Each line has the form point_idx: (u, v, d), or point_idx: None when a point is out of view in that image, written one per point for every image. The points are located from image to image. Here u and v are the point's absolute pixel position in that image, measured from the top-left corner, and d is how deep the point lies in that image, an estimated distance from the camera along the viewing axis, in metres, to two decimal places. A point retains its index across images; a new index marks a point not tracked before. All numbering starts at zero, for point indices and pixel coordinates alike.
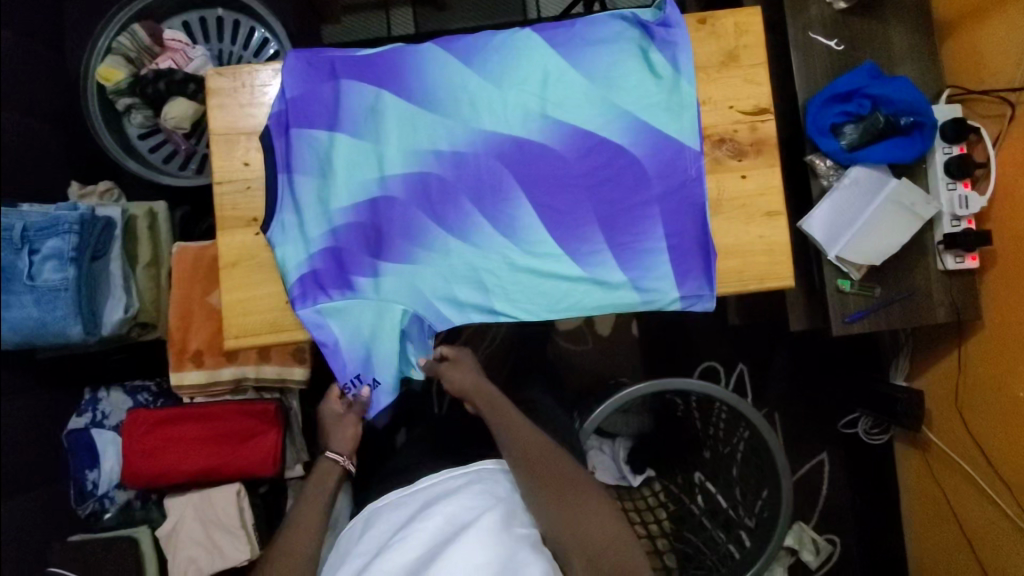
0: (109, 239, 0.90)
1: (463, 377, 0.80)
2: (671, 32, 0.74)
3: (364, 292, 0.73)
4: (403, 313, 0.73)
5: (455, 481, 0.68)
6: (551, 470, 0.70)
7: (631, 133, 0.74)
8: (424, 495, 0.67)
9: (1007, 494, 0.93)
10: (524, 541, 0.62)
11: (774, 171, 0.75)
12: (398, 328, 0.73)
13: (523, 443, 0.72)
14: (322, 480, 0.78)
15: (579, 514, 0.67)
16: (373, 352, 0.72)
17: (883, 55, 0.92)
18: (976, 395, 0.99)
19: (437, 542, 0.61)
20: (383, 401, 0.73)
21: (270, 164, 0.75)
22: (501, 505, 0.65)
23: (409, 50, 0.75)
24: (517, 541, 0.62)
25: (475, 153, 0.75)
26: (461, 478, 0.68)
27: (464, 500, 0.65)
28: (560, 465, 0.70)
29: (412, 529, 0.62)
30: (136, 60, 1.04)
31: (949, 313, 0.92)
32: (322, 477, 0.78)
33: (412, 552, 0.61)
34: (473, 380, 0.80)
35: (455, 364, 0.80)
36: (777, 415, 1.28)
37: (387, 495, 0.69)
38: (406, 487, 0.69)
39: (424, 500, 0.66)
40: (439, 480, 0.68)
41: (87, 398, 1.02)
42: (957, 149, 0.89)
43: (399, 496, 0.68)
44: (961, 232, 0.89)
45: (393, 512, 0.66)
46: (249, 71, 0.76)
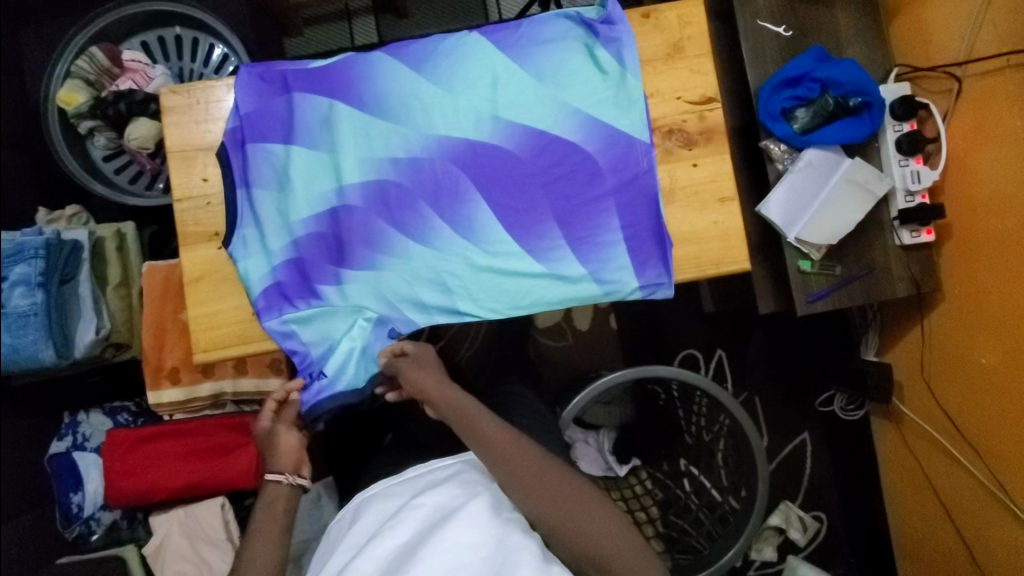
0: (77, 261, 0.91)
1: (422, 378, 0.72)
2: (615, 29, 0.76)
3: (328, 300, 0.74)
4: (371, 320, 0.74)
5: (443, 472, 0.69)
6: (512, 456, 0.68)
7: (582, 129, 0.76)
8: (413, 486, 0.68)
9: (978, 462, 0.95)
10: (514, 525, 0.61)
11: (723, 158, 0.76)
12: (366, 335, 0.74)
13: (483, 438, 0.69)
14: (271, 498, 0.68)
15: (546, 497, 0.66)
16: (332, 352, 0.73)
17: (831, 39, 0.94)
18: (939, 365, 1.01)
19: (426, 527, 0.61)
20: (321, 395, 0.72)
21: (228, 180, 0.76)
22: (490, 491, 0.65)
23: (359, 60, 0.77)
24: (507, 523, 0.61)
25: (430, 157, 0.76)
26: (449, 469, 0.70)
27: (452, 487, 0.65)
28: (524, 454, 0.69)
29: (400, 515, 0.62)
30: (96, 82, 1.04)
31: (909, 287, 0.94)
32: (274, 500, 0.68)
33: (399, 539, 0.60)
34: (435, 381, 0.73)
35: (416, 364, 0.73)
36: (756, 398, 1.30)
37: (375, 488, 0.69)
38: (393, 479, 0.70)
39: (413, 490, 0.67)
40: (425, 472, 0.70)
41: (66, 421, 1.03)
42: (908, 125, 0.91)
43: (386, 488, 0.69)
44: (915, 207, 0.90)
45: (382, 501, 0.66)
46: (204, 88, 0.77)
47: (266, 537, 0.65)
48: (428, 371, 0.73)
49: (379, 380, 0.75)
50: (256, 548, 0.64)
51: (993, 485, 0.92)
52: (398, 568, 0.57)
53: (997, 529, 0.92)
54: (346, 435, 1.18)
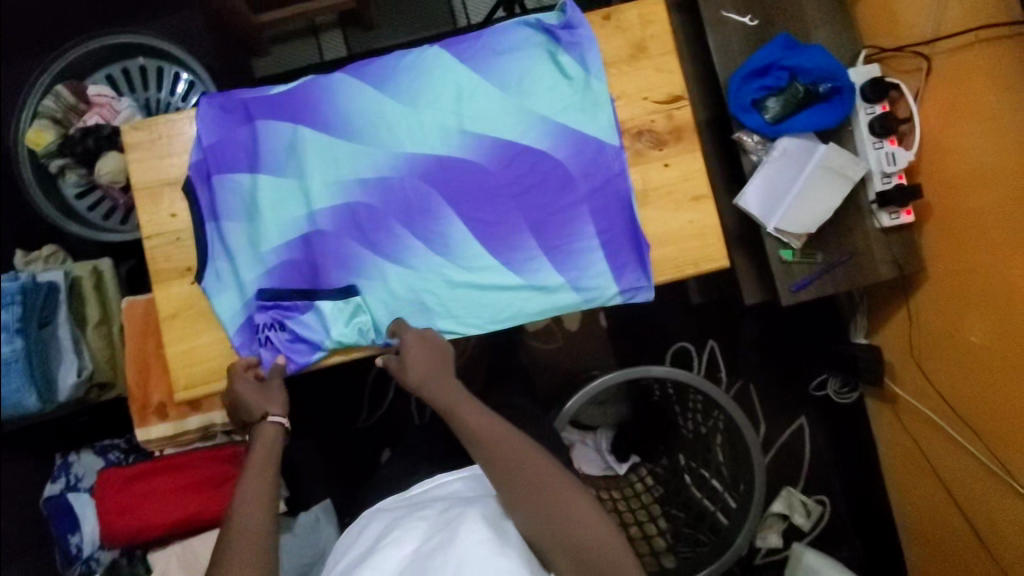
0: (54, 303, 0.90)
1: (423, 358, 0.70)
2: (576, 33, 0.75)
3: (303, 327, 0.73)
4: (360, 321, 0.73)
5: (449, 487, 0.69)
6: (514, 456, 0.63)
7: (550, 137, 0.75)
8: (418, 500, 0.68)
9: (980, 444, 0.94)
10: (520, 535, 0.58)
11: (695, 156, 0.76)
12: (348, 324, 0.72)
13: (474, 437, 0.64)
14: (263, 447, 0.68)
15: (550, 510, 0.59)
16: (307, 330, 0.73)
17: (797, 25, 0.93)
18: (928, 345, 1.01)
19: (435, 527, 0.59)
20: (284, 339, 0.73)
21: (196, 214, 0.75)
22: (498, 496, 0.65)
23: (321, 82, 0.76)
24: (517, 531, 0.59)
25: (399, 176, 0.75)
26: (454, 484, 0.70)
27: (457, 496, 0.66)
28: (529, 458, 0.63)
29: (406, 524, 0.61)
30: (64, 120, 1.04)
31: (892, 269, 0.93)
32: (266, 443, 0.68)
33: (407, 545, 0.59)
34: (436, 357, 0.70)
35: (418, 340, 0.70)
36: (751, 386, 1.29)
37: (384, 503, 0.69)
38: (398, 497, 0.70)
39: (418, 503, 0.66)
40: (431, 487, 0.70)
41: (58, 463, 1.02)
42: (879, 107, 0.91)
43: (395, 503, 0.68)
44: (892, 189, 0.90)
45: (386, 515, 0.65)
46: (166, 122, 0.77)
47: (257, 475, 0.65)
48: (427, 350, 0.70)
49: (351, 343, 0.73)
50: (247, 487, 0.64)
51: (992, 463, 0.91)
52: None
53: (1001, 507, 0.91)
54: (342, 454, 1.17)
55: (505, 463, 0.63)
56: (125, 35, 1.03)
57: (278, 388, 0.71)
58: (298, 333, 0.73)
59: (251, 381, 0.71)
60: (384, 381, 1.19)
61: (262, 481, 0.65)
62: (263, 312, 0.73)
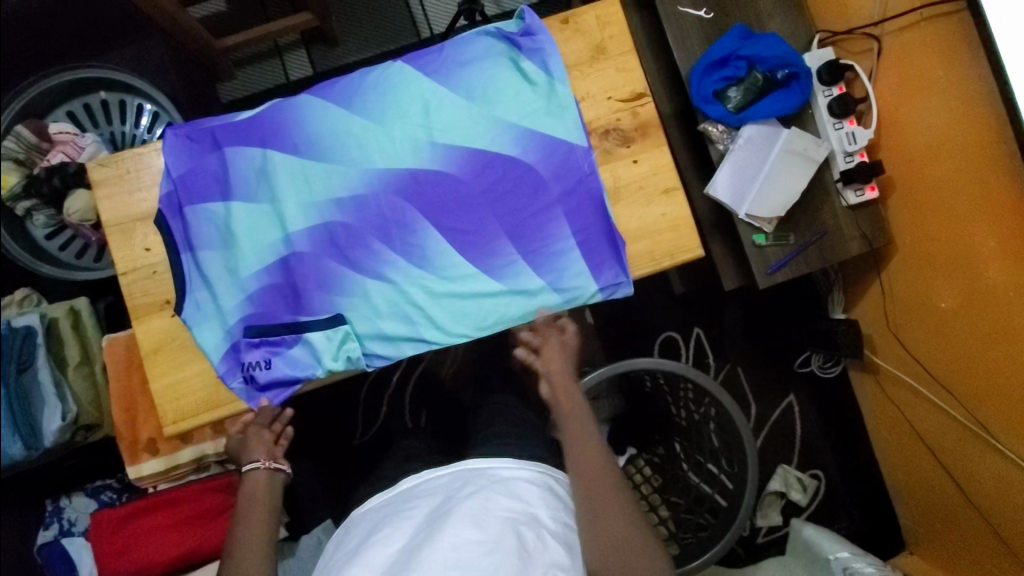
0: (33, 349, 0.87)
1: (553, 359, 0.76)
2: (536, 39, 0.76)
3: (292, 358, 0.73)
4: (349, 342, 0.73)
5: (438, 480, 0.67)
6: (585, 455, 0.69)
7: (520, 143, 0.76)
8: (406, 496, 0.67)
9: (956, 404, 0.97)
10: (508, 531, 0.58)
11: (662, 150, 0.77)
12: (337, 351, 0.73)
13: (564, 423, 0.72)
14: (252, 496, 0.70)
15: (594, 515, 0.64)
16: (295, 358, 0.73)
17: (752, 14, 0.95)
18: (903, 314, 1.04)
19: (421, 532, 0.60)
20: (276, 372, 0.72)
21: (171, 246, 0.75)
22: (486, 487, 0.63)
23: (287, 104, 0.76)
24: (504, 528, 0.59)
25: (373, 193, 0.75)
26: (442, 476, 0.67)
27: (444, 492, 0.65)
28: (594, 468, 0.68)
29: (393, 523, 0.63)
30: (27, 159, 0.91)
31: (863, 245, 0.95)
32: (255, 487, 0.70)
33: (394, 545, 0.60)
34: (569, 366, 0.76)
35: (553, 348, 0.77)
36: (739, 369, 1.32)
37: (370, 502, 0.70)
38: (389, 490, 0.70)
39: (406, 499, 0.66)
40: (420, 482, 0.68)
41: (49, 509, 1.00)
42: (836, 89, 0.93)
43: (382, 501, 0.68)
44: (855, 167, 0.92)
45: (375, 513, 0.66)
46: (133, 156, 0.76)
47: (249, 518, 0.67)
48: (564, 356, 0.77)
49: (340, 369, 0.73)
50: (246, 527, 0.66)
51: (971, 423, 0.95)
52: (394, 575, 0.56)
53: (982, 464, 0.94)
54: (339, 474, 1.17)
55: (580, 461, 0.69)
56: (88, 71, 1.04)
57: (261, 426, 0.74)
58: (287, 364, 0.73)
59: (238, 437, 0.75)
60: (377, 395, 1.19)
61: (257, 522, 0.67)
62: (257, 352, 0.73)
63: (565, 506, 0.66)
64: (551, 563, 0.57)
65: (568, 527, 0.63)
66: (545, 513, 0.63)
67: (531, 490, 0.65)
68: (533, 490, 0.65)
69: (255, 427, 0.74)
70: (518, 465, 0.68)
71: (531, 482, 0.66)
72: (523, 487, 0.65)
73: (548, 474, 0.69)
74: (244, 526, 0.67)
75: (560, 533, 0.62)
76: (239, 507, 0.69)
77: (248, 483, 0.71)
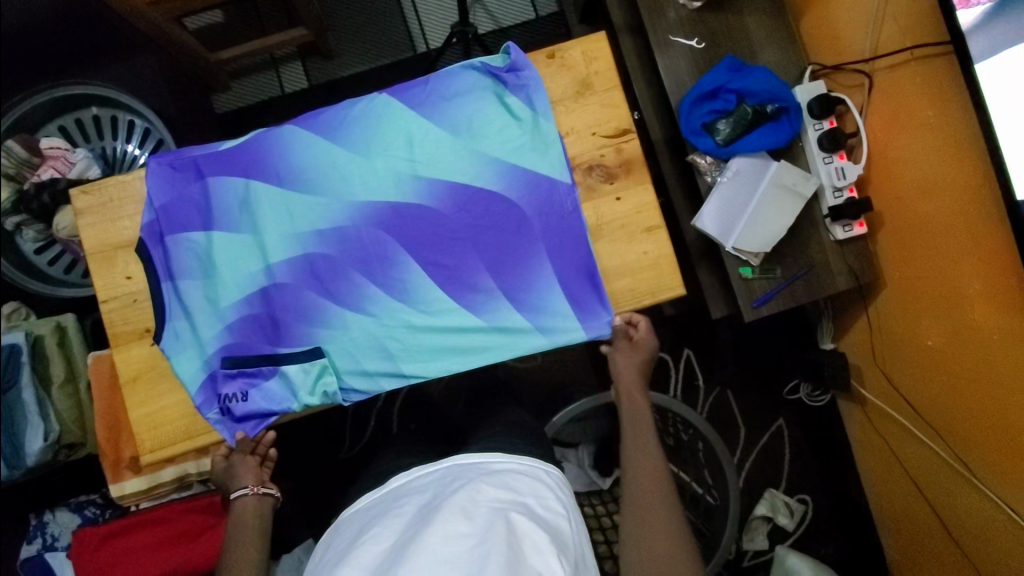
0: (16, 367, 0.89)
1: (631, 359, 0.80)
2: (521, 75, 0.76)
3: (271, 390, 0.73)
4: (329, 377, 0.73)
5: (427, 478, 0.68)
6: (643, 461, 0.71)
7: (503, 178, 0.76)
8: (395, 495, 0.67)
9: (940, 439, 0.97)
10: (497, 519, 0.58)
11: (645, 188, 0.77)
12: (315, 386, 0.73)
13: (632, 429, 0.75)
14: (240, 522, 0.70)
15: (638, 529, 0.64)
16: (273, 392, 0.73)
17: (743, 45, 0.95)
18: (892, 349, 1.03)
19: (411, 525, 0.59)
20: (254, 404, 0.73)
21: (152, 275, 0.75)
22: (474, 480, 0.63)
23: (272, 135, 0.76)
24: (493, 517, 0.58)
25: (355, 225, 0.75)
26: (431, 473, 0.68)
27: (434, 487, 0.65)
28: (651, 476, 0.69)
29: (384, 521, 0.62)
30: (17, 175, 1.01)
31: (850, 280, 0.95)
32: (245, 512, 0.70)
33: (385, 543, 0.59)
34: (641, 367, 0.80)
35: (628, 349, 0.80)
36: (729, 392, 1.31)
37: (356, 505, 0.68)
38: (378, 490, 0.69)
39: (395, 498, 0.66)
40: (409, 480, 0.69)
41: (34, 523, 1.00)
42: (826, 123, 0.92)
43: (372, 501, 0.68)
44: (843, 203, 0.91)
45: (364, 513, 0.65)
46: (116, 184, 0.77)
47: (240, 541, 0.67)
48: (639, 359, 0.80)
49: (318, 403, 0.73)
50: (238, 552, 0.66)
51: (956, 461, 0.94)
52: (386, 567, 0.54)
53: (965, 500, 0.94)
54: (326, 490, 1.17)
55: (638, 469, 0.70)
56: (75, 87, 1.03)
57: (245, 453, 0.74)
58: (266, 398, 0.73)
59: (223, 463, 0.75)
60: (364, 411, 1.20)
61: (249, 548, 0.67)
62: (235, 385, 0.73)
63: (556, 495, 0.65)
64: (540, 546, 0.56)
65: (560, 514, 0.63)
66: (534, 501, 0.63)
67: (520, 481, 0.65)
68: (521, 480, 0.65)
69: (238, 455, 0.74)
70: (506, 459, 0.69)
71: (520, 472, 0.67)
72: (512, 479, 0.65)
73: (540, 467, 0.69)
74: (236, 550, 0.67)
75: (548, 520, 0.61)
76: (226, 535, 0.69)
77: (237, 510, 0.71)
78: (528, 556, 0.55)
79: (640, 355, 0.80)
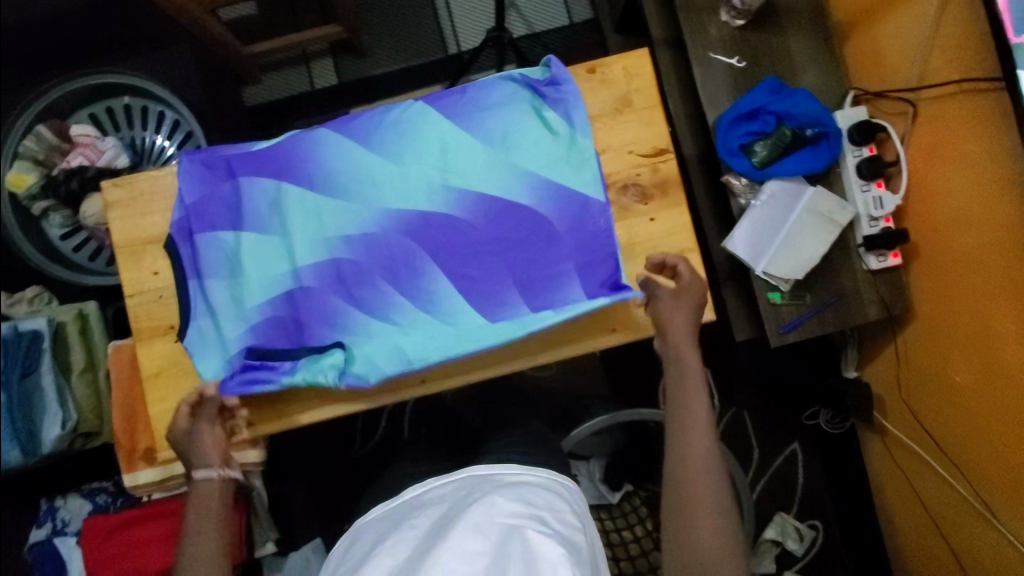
0: (37, 352, 0.90)
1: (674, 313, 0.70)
2: (561, 89, 0.75)
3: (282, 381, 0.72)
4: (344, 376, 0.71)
5: (443, 489, 0.67)
6: (696, 443, 0.62)
7: (535, 193, 0.75)
8: (411, 506, 0.66)
9: (961, 477, 0.94)
10: (512, 536, 0.56)
11: (680, 210, 0.76)
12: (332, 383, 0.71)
13: (679, 394, 0.66)
14: (203, 501, 0.65)
15: (687, 520, 0.58)
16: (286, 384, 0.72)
17: (785, 67, 0.93)
18: (918, 384, 1.00)
19: (426, 538, 0.58)
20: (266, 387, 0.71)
21: (179, 272, 0.75)
22: (490, 494, 0.62)
23: (306, 138, 0.76)
24: (507, 535, 0.57)
25: (384, 232, 0.75)
26: (447, 484, 0.67)
27: (449, 500, 0.64)
28: (701, 457, 0.62)
29: (398, 534, 0.61)
30: (46, 160, 1.03)
31: (880, 311, 0.93)
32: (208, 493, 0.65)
33: (400, 556, 0.58)
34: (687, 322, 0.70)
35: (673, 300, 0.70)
36: (745, 412, 1.29)
37: (372, 513, 0.68)
38: (392, 501, 0.68)
39: (408, 512, 0.65)
40: (426, 491, 0.68)
41: (45, 507, 1.01)
42: (866, 150, 0.90)
43: (385, 513, 0.67)
44: (879, 233, 0.89)
45: (380, 523, 0.65)
46: (147, 179, 0.76)
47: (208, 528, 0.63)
48: (686, 312, 0.70)
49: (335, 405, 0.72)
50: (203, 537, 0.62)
51: (977, 501, 0.91)
52: None
53: (984, 542, 0.91)
54: (335, 488, 1.17)
55: (687, 451, 0.62)
56: (108, 76, 1.02)
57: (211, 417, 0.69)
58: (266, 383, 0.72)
59: (184, 423, 0.68)
60: (376, 411, 1.20)
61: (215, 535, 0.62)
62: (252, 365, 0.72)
63: (573, 509, 0.65)
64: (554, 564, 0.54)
65: (577, 529, 0.62)
66: (551, 516, 0.62)
67: (537, 494, 0.64)
68: (538, 494, 0.64)
69: (202, 420, 0.69)
70: (524, 471, 0.68)
71: (536, 486, 0.65)
72: (527, 492, 0.64)
73: (557, 481, 0.68)
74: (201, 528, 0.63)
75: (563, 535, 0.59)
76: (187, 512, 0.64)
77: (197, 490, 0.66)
78: (545, 572, 0.53)
79: (685, 305, 0.70)
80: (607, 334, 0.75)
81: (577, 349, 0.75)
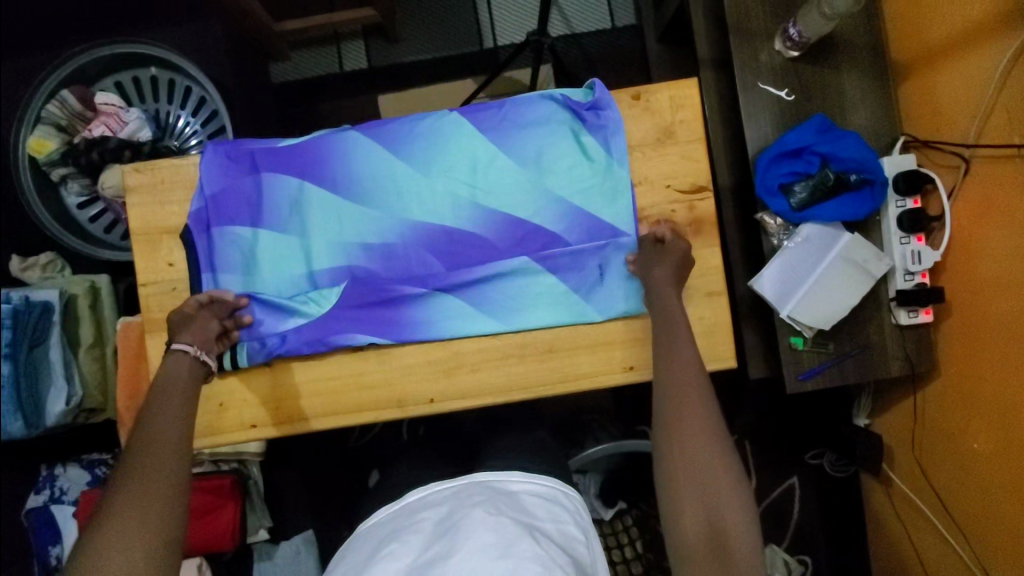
0: (46, 325, 0.89)
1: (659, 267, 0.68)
2: (602, 115, 0.72)
3: (279, 335, 0.71)
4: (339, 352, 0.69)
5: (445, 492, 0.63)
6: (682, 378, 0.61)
7: (564, 219, 0.72)
8: (411, 509, 0.63)
9: (964, 541, 0.92)
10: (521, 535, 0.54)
11: (712, 251, 0.73)
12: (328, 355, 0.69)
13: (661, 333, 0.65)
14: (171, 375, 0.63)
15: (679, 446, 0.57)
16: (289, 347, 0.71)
17: (836, 105, 0.89)
18: (932, 441, 0.98)
19: (432, 546, 0.55)
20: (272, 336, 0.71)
21: (194, 264, 0.73)
22: (493, 499, 0.59)
23: (334, 140, 0.73)
24: (516, 534, 0.55)
25: (404, 244, 0.73)
26: (450, 485, 0.64)
27: (451, 503, 0.60)
28: (688, 390, 0.60)
29: (402, 537, 0.58)
30: (69, 127, 1.01)
31: (904, 366, 0.90)
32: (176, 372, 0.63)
33: (404, 562, 0.55)
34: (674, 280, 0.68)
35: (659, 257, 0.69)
36: (747, 442, 1.28)
37: (372, 519, 0.65)
38: (393, 504, 0.65)
39: (408, 514, 0.62)
40: (427, 493, 0.64)
41: (44, 474, 1.01)
42: (911, 201, 0.87)
43: (385, 516, 0.64)
44: (913, 289, 0.86)
45: (380, 528, 0.61)
46: (169, 166, 0.74)
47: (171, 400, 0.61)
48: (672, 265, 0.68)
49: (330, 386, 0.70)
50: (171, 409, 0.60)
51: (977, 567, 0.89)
52: None
53: None
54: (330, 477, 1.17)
55: (672, 385, 0.61)
56: (136, 47, 0.99)
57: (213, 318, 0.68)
58: (268, 330, 0.72)
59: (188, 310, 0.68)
60: None
61: (173, 410, 0.60)
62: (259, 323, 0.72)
63: (575, 521, 0.63)
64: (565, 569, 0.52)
65: (578, 540, 0.60)
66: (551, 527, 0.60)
67: (536, 504, 0.62)
68: (539, 504, 0.62)
69: (207, 312, 0.68)
70: (524, 479, 0.66)
71: (537, 495, 0.63)
72: (527, 501, 0.62)
73: (558, 487, 0.66)
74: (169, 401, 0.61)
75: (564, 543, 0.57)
76: (157, 389, 0.62)
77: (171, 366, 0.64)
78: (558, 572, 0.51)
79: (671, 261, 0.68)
80: (624, 373, 0.72)
81: (595, 385, 0.72)
